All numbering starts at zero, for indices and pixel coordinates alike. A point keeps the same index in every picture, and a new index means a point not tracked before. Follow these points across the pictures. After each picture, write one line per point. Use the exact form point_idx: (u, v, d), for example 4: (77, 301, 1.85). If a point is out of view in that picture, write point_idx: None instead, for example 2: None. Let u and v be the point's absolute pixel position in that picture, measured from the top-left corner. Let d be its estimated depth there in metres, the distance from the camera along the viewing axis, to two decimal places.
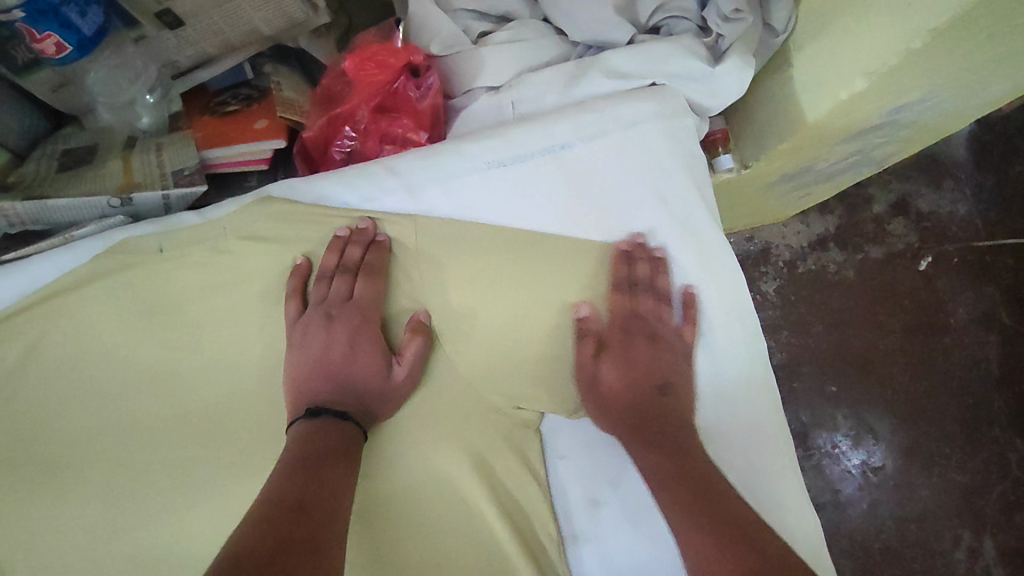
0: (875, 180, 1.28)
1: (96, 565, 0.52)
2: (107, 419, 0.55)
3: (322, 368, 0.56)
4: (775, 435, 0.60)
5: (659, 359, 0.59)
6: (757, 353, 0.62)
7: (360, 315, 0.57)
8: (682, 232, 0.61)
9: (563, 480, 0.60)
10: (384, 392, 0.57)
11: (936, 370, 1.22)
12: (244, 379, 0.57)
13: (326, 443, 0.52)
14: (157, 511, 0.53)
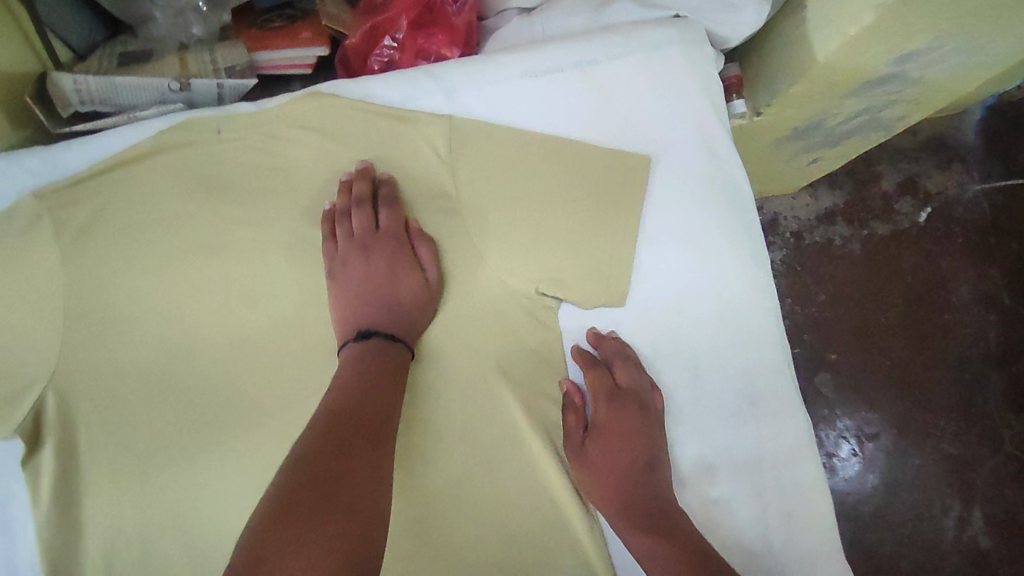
0: (884, 157, 1.32)
1: (157, 412, 0.58)
2: (162, 281, 0.59)
3: (371, 295, 0.59)
4: (775, 339, 0.63)
5: (631, 438, 0.59)
6: (760, 261, 0.64)
7: (393, 240, 0.60)
8: (699, 152, 0.65)
9: (577, 364, 0.63)
10: (422, 301, 0.60)
11: (935, 347, 1.26)
12: (279, 252, 0.61)
13: (378, 360, 0.55)
14: (214, 371, 0.60)
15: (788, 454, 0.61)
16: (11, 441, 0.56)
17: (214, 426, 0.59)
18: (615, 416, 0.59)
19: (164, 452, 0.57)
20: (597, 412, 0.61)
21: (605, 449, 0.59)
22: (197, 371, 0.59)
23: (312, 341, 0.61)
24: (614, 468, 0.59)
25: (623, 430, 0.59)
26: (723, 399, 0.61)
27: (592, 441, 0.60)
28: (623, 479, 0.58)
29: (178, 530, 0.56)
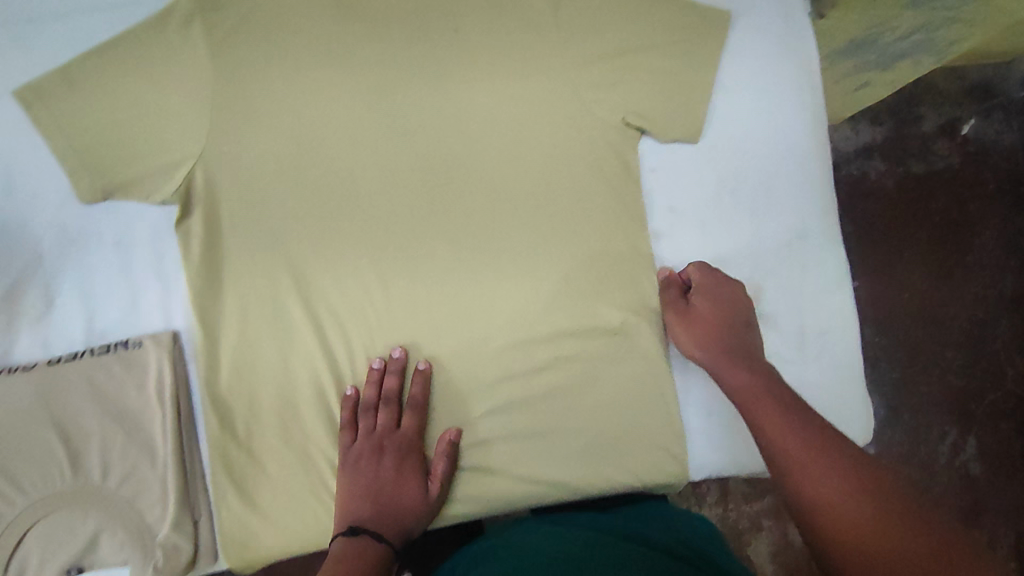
0: (928, 99, 1.33)
1: (278, 199, 0.66)
2: (289, 85, 0.66)
3: (372, 493, 0.62)
4: (823, 180, 0.71)
5: (735, 320, 0.66)
6: (816, 113, 0.72)
7: (407, 445, 0.64)
8: (778, 12, 0.72)
9: (653, 188, 0.70)
10: (422, 508, 0.63)
11: (953, 284, 1.31)
12: (394, 72, 0.67)
13: (354, 562, 0.56)
14: (329, 171, 0.67)
15: (826, 277, 0.71)
16: (167, 206, 0.66)
17: (327, 216, 0.66)
18: (712, 307, 0.66)
19: (289, 227, 0.66)
20: (693, 302, 0.67)
21: (689, 324, 0.66)
22: (313, 167, 0.67)
23: (417, 152, 0.68)
24: (714, 331, 0.65)
25: (717, 318, 0.65)
26: (776, 226, 0.70)
27: (700, 304, 0.67)
28: (723, 347, 0.64)
29: (297, 292, 0.66)
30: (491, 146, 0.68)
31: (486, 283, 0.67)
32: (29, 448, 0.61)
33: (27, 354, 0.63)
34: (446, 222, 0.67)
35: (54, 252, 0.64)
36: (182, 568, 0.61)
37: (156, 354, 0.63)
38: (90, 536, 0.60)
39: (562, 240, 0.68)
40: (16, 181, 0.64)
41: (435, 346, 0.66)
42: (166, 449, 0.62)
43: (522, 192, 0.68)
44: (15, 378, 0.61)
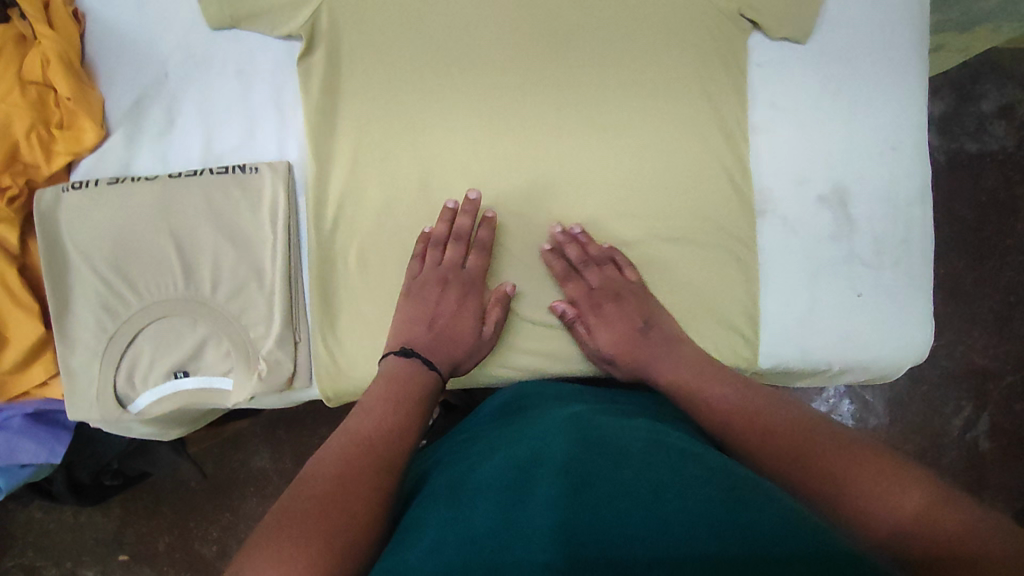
0: (991, 79, 1.33)
1: (395, 53, 0.68)
2: None
3: (431, 318, 0.65)
4: (920, 96, 0.72)
5: (615, 321, 0.66)
6: (923, 29, 0.72)
7: (472, 281, 0.67)
8: None
9: (756, 84, 0.71)
10: (479, 346, 0.66)
11: (987, 265, 1.31)
12: None
13: (403, 383, 0.58)
14: (448, 32, 0.68)
15: (913, 191, 0.72)
16: (292, 41, 0.67)
17: (441, 75, 0.68)
18: (609, 332, 0.66)
19: (406, 78, 0.68)
20: (594, 329, 0.67)
21: (610, 329, 0.66)
22: (434, 27, 0.68)
23: (535, 24, 0.69)
24: (619, 347, 0.66)
25: (613, 315, 0.66)
26: (871, 135, 0.71)
27: (598, 328, 0.67)
28: (636, 358, 0.65)
29: (407, 141, 0.67)
30: (608, 26, 0.69)
31: (587, 158, 0.69)
32: (146, 254, 0.63)
33: (146, 168, 0.66)
34: (557, 90, 0.69)
35: (179, 72, 0.66)
36: (281, 385, 0.65)
37: (272, 180, 0.65)
38: (198, 342, 0.63)
39: (667, 122, 0.69)
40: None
41: (534, 210, 0.69)
42: (274, 273, 0.65)
43: (634, 70, 0.69)
44: (137, 186, 0.64)
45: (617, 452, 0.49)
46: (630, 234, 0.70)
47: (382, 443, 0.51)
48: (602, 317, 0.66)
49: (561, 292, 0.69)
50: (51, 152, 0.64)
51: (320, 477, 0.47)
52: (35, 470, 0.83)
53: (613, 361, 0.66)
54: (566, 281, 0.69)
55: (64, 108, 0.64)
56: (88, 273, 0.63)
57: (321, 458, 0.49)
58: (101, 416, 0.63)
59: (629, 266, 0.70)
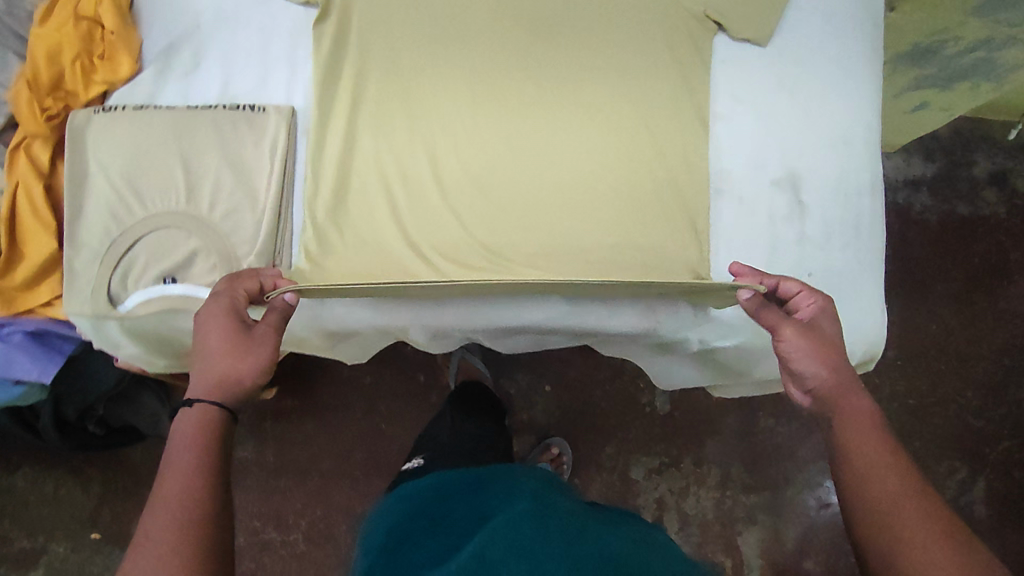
0: (981, 148, 1.41)
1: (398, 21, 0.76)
2: None
3: (212, 364, 0.61)
4: (872, 99, 0.79)
5: (835, 353, 0.66)
6: (874, 38, 0.80)
7: (227, 301, 0.65)
8: None
9: (719, 79, 0.79)
10: (251, 363, 0.62)
11: (981, 326, 1.37)
12: None
13: (212, 426, 0.58)
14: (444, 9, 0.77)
15: (864, 183, 0.77)
16: (309, 9, 0.77)
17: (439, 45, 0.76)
18: (825, 336, 0.66)
19: (407, 45, 0.76)
20: (815, 323, 0.68)
21: (820, 355, 0.66)
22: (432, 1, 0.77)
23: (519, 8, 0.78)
24: (830, 359, 0.66)
25: (829, 362, 0.65)
26: (826, 132, 0.77)
27: (807, 347, 0.66)
28: (838, 390, 0.64)
29: (400, 100, 0.75)
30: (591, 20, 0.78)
31: (563, 130, 0.76)
32: (155, 171, 0.71)
33: (169, 100, 0.74)
34: (538, 67, 0.77)
35: (208, 24, 0.75)
36: (260, 297, 0.71)
37: (275, 120, 0.73)
38: (190, 253, 0.70)
39: (637, 103, 0.76)
40: None
41: (518, 127, 0.76)
42: (266, 200, 0.72)
43: (607, 56, 0.78)
44: (158, 113, 0.72)
45: (572, 527, 0.58)
46: (602, 159, 0.75)
47: (192, 481, 0.53)
48: (818, 347, 0.66)
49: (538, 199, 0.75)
50: (89, 80, 0.73)
51: (160, 539, 0.50)
52: (25, 393, 0.88)
53: (813, 371, 0.65)
54: (543, 191, 0.75)
55: (107, 42, 0.73)
56: (103, 187, 0.71)
57: (150, 513, 0.51)
58: (93, 311, 0.69)
59: (599, 184, 0.75)
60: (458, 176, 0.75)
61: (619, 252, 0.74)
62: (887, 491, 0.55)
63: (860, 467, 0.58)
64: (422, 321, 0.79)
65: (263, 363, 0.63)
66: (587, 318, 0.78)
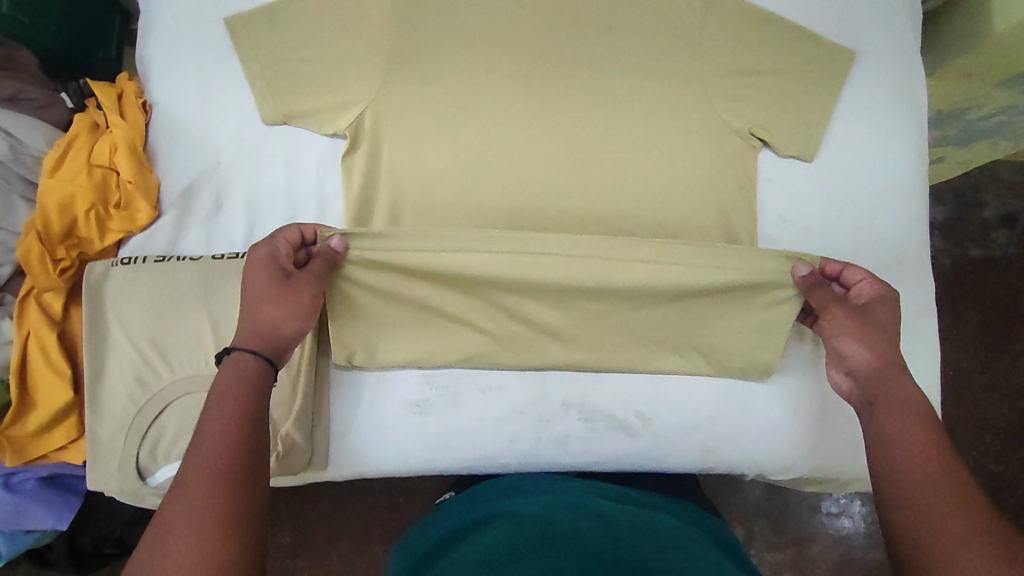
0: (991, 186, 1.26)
1: (430, 148, 0.73)
2: (457, 57, 0.74)
3: (252, 326, 0.58)
4: (923, 214, 0.77)
5: (879, 340, 0.62)
6: (924, 152, 0.78)
7: (269, 255, 0.60)
8: (901, 53, 0.79)
9: (766, 197, 0.77)
10: (288, 330, 0.60)
11: (995, 373, 1.22)
12: (548, 57, 0.76)
13: (253, 388, 0.55)
14: (474, 132, 0.73)
15: (917, 303, 0.76)
16: (336, 139, 0.74)
17: (473, 173, 0.73)
18: (873, 323, 0.63)
19: (444, 178, 0.73)
20: (865, 305, 0.64)
21: (866, 342, 0.62)
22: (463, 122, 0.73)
23: (553, 127, 0.75)
24: (874, 349, 0.62)
25: (877, 346, 0.62)
26: (879, 250, 0.76)
27: (856, 335, 0.63)
28: (879, 377, 0.61)
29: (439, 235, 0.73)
30: (629, 137, 0.75)
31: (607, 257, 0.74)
32: (182, 329, 0.67)
33: (192, 247, 0.70)
34: (580, 193, 0.75)
35: (230, 161, 0.72)
36: (299, 464, 0.67)
37: None
38: None
39: (679, 229, 0.75)
40: (210, 95, 0.73)
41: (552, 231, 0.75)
42: (300, 358, 0.67)
43: (647, 176, 0.75)
44: (180, 265, 0.68)
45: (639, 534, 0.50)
46: None
47: (222, 444, 0.49)
48: (864, 341, 0.62)
49: (546, 231, 0.75)
50: (105, 228, 0.68)
51: (186, 517, 0.45)
52: (39, 536, 0.83)
53: (863, 364, 0.62)
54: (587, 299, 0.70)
55: (123, 190, 0.68)
56: (126, 349, 0.67)
57: (184, 468, 0.49)
58: (121, 488, 0.66)
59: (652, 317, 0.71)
60: (470, 216, 0.73)
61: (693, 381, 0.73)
62: (930, 488, 0.50)
63: (892, 463, 0.54)
64: (481, 446, 0.70)
65: (301, 314, 0.61)
66: (663, 432, 0.72)
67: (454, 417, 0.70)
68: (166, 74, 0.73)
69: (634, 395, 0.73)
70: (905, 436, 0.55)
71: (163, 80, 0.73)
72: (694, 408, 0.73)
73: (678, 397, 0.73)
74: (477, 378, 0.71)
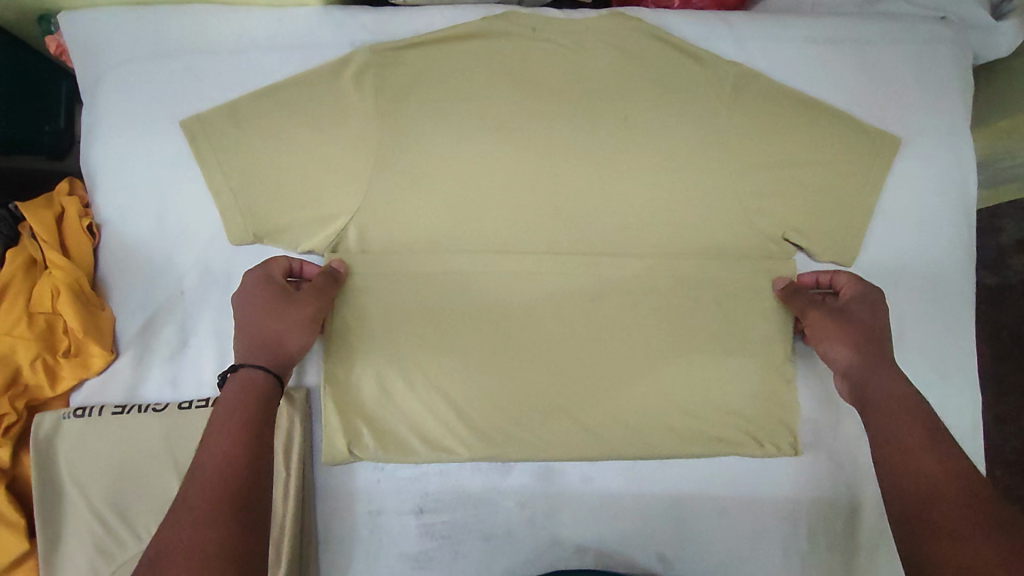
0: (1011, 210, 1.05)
1: (425, 262, 0.65)
2: (454, 156, 0.66)
3: (253, 341, 0.56)
4: (964, 321, 0.72)
5: (867, 334, 0.60)
6: (967, 254, 0.72)
7: (267, 270, 0.60)
8: (948, 143, 0.71)
9: None
10: (293, 346, 0.57)
11: (1005, 408, 1.04)
12: (556, 151, 0.67)
13: (249, 393, 0.52)
14: (475, 242, 0.66)
15: (958, 415, 0.71)
16: (315, 257, 0.65)
17: (475, 288, 0.65)
18: (855, 321, 0.60)
19: (444, 296, 0.65)
20: (845, 308, 0.62)
21: (846, 339, 0.60)
22: (464, 231, 0.66)
23: (561, 231, 0.67)
24: (857, 344, 0.59)
25: (858, 342, 0.59)
26: (917, 358, 0.71)
27: (837, 334, 0.60)
28: (863, 368, 0.58)
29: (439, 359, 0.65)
30: (647, 241, 0.68)
31: (624, 377, 0.66)
32: (147, 492, 0.59)
33: (155, 393, 0.62)
34: (602, 310, 0.67)
35: (195, 290, 0.63)
36: None
37: (289, 413, 0.62)
38: None
39: (709, 347, 0.67)
40: (172, 210, 0.63)
41: (563, 348, 0.66)
42: (282, 519, 0.59)
43: (670, 284, 0.67)
44: (143, 419, 0.59)
45: None
46: (665, 380, 0.66)
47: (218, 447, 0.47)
48: (845, 335, 0.60)
49: (556, 347, 0.66)
50: (56, 376, 0.60)
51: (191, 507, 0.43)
52: None
53: (846, 360, 0.59)
54: (600, 429, 0.65)
55: (72, 336, 0.59)
56: (87, 515, 0.59)
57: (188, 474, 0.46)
58: None
59: (672, 445, 0.66)
60: (471, 331, 0.65)
61: (726, 515, 0.66)
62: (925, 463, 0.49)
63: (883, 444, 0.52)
64: None
65: (307, 328, 0.59)
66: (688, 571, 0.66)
67: (459, 565, 0.64)
68: (121, 187, 0.63)
69: (657, 537, 0.65)
70: (893, 413, 0.53)
71: (113, 194, 0.63)
72: (721, 546, 0.66)
73: (707, 537, 0.66)
74: (480, 524, 0.64)
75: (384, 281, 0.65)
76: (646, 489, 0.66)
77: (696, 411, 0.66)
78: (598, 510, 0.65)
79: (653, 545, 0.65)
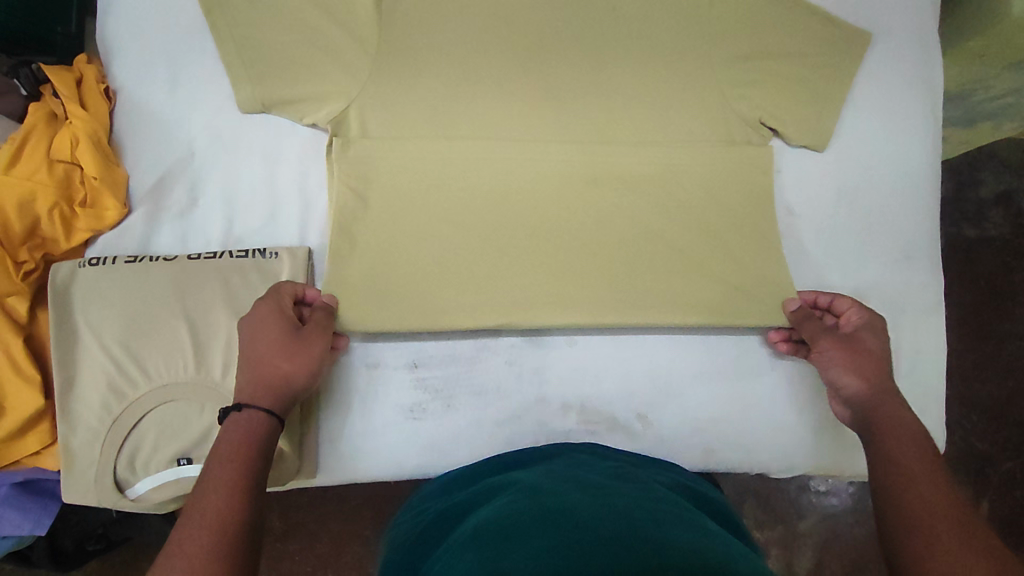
0: (991, 162, 1.08)
1: (417, 143, 0.69)
2: (447, 40, 0.69)
3: (260, 379, 0.57)
4: (930, 208, 0.75)
5: (874, 368, 0.61)
6: (935, 143, 0.75)
7: (277, 303, 0.61)
8: (917, 39, 0.75)
9: (778, 189, 0.74)
10: (297, 383, 0.58)
11: (984, 356, 1.06)
12: (545, 39, 0.70)
13: (251, 437, 0.53)
14: (465, 128, 0.70)
15: (924, 299, 0.74)
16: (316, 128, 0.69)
17: (465, 169, 0.69)
18: (862, 350, 0.62)
19: (437, 173, 0.69)
20: (855, 336, 0.63)
21: (855, 367, 0.61)
22: (456, 115, 0.70)
23: (547, 119, 0.71)
24: (865, 375, 0.60)
25: (867, 373, 0.61)
26: (887, 247, 0.74)
27: (841, 360, 0.62)
28: (873, 400, 0.59)
29: (430, 233, 0.68)
30: (629, 131, 0.72)
31: (607, 256, 0.70)
32: (158, 334, 0.63)
33: (165, 246, 0.67)
34: (588, 190, 0.71)
35: (205, 154, 0.67)
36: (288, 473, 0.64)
37: (290, 266, 0.66)
38: (205, 430, 0.62)
39: (687, 225, 0.71)
40: (182, 79, 0.67)
41: (548, 230, 0.70)
42: None
43: (650, 168, 0.71)
44: (154, 265, 0.64)
45: (632, 501, 0.46)
46: (644, 257, 0.70)
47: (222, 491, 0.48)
48: (851, 361, 0.61)
49: (542, 227, 0.70)
50: (71, 228, 0.64)
51: (186, 540, 0.44)
52: (17, 541, 0.75)
53: (852, 391, 0.61)
54: (582, 300, 0.69)
55: (88, 186, 0.64)
56: (101, 355, 0.63)
57: (191, 504, 0.47)
58: (98, 501, 0.62)
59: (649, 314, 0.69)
60: (461, 213, 0.69)
61: (701, 380, 0.71)
62: (922, 485, 0.49)
63: (885, 467, 0.52)
64: (475, 450, 0.68)
65: (312, 366, 0.60)
66: (663, 430, 0.70)
67: (447, 419, 0.68)
68: (133, 57, 0.67)
69: (635, 396, 0.70)
70: (896, 445, 0.54)
71: (129, 61, 0.67)
72: (697, 407, 0.71)
73: (681, 399, 0.70)
74: (470, 380, 0.68)
75: (380, 157, 0.68)
76: (625, 353, 0.70)
77: (674, 284, 0.70)
78: (581, 369, 0.70)
79: (631, 404, 0.70)
